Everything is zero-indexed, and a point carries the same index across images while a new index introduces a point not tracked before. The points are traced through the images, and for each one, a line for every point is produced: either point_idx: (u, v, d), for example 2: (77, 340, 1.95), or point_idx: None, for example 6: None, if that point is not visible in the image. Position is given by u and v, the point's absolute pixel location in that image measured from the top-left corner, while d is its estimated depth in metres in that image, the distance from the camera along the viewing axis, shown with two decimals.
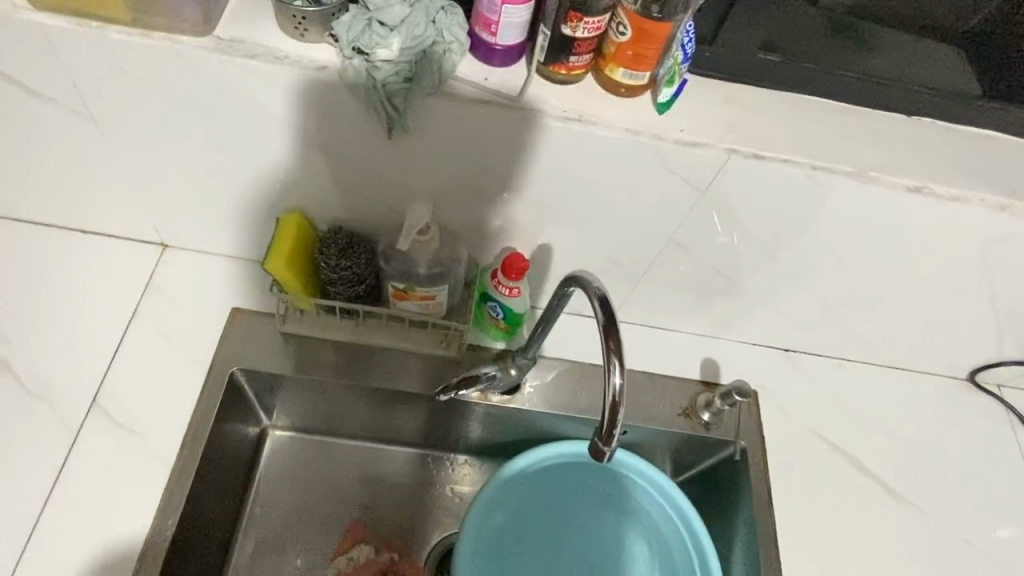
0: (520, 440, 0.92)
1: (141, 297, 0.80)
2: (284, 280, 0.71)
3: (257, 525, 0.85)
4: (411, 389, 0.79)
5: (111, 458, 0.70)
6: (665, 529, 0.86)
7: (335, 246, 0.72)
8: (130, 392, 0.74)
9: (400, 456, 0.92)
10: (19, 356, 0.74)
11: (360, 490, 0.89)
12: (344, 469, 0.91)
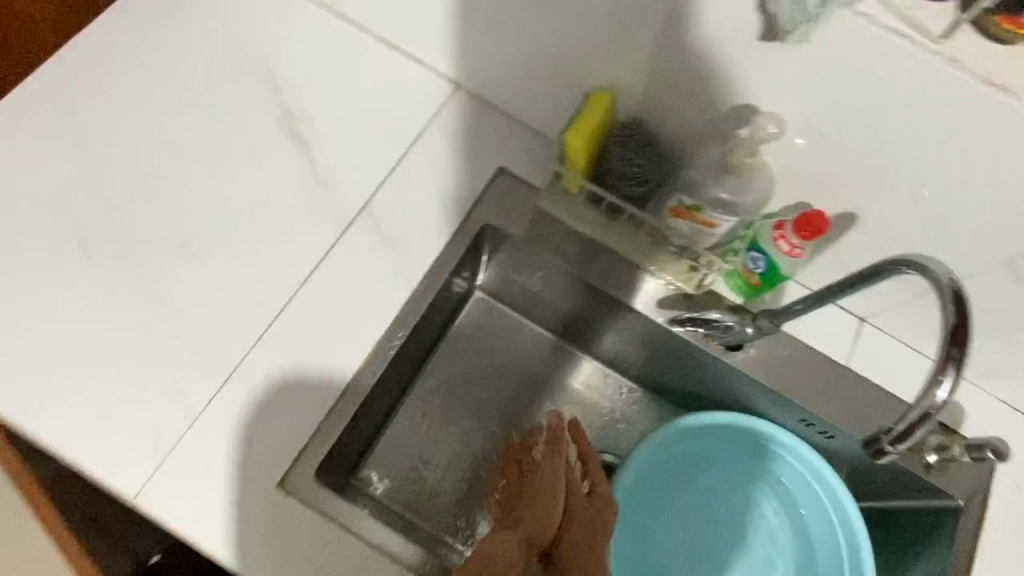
0: (708, 398, 0.88)
1: (425, 127, 0.82)
2: (572, 154, 0.69)
3: (441, 370, 0.90)
4: (637, 305, 0.78)
5: (368, 262, 0.76)
6: (817, 532, 0.83)
7: (636, 138, 0.70)
8: (397, 211, 0.78)
9: (583, 364, 0.93)
10: (316, 143, 0.80)
11: (538, 379, 0.92)
12: (529, 355, 0.93)
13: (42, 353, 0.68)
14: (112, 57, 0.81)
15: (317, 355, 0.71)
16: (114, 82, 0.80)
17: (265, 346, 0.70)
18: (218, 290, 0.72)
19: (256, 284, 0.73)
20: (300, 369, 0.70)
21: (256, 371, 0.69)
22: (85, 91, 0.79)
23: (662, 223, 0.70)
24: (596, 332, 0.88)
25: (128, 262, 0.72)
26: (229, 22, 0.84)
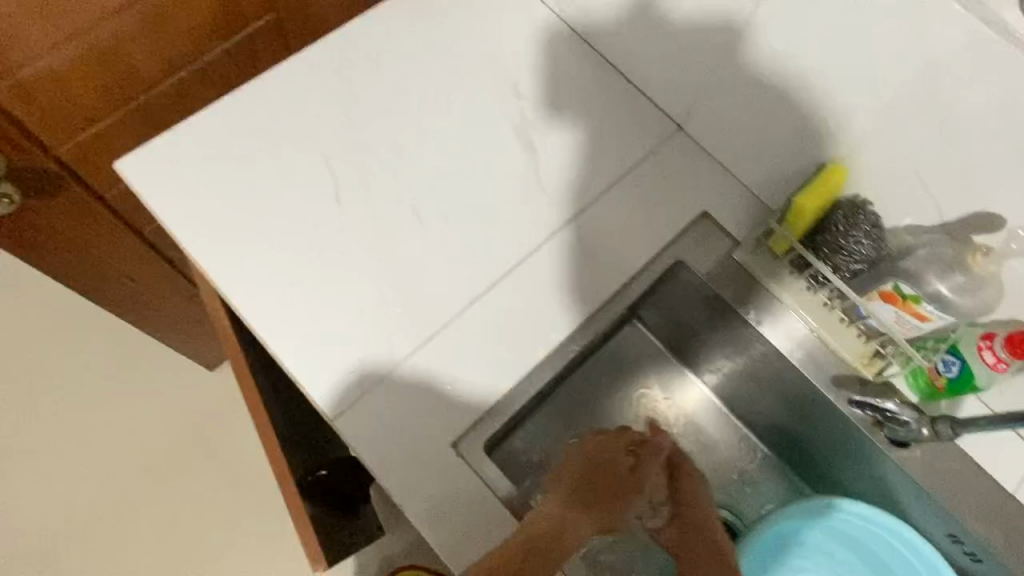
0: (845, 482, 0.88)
1: (641, 160, 0.87)
2: (798, 215, 0.73)
3: (583, 389, 0.91)
4: (809, 376, 0.80)
5: (567, 273, 0.81)
6: None
7: (864, 222, 0.72)
8: (601, 232, 0.83)
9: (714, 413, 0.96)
10: (540, 154, 0.86)
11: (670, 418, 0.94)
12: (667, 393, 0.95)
13: (281, 282, 0.77)
14: (386, 31, 0.89)
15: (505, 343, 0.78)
16: (383, 54, 0.88)
17: (463, 321, 0.78)
18: (434, 263, 0.80)
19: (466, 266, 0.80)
20: (488, 352, 0.77)
21: (452, 343, 0.77)
22: (358, 57, 0.88)
23: (868, 303, 0.72)
24: (729, 377, 0.92)
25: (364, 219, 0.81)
26: (490, 21, 0.90)
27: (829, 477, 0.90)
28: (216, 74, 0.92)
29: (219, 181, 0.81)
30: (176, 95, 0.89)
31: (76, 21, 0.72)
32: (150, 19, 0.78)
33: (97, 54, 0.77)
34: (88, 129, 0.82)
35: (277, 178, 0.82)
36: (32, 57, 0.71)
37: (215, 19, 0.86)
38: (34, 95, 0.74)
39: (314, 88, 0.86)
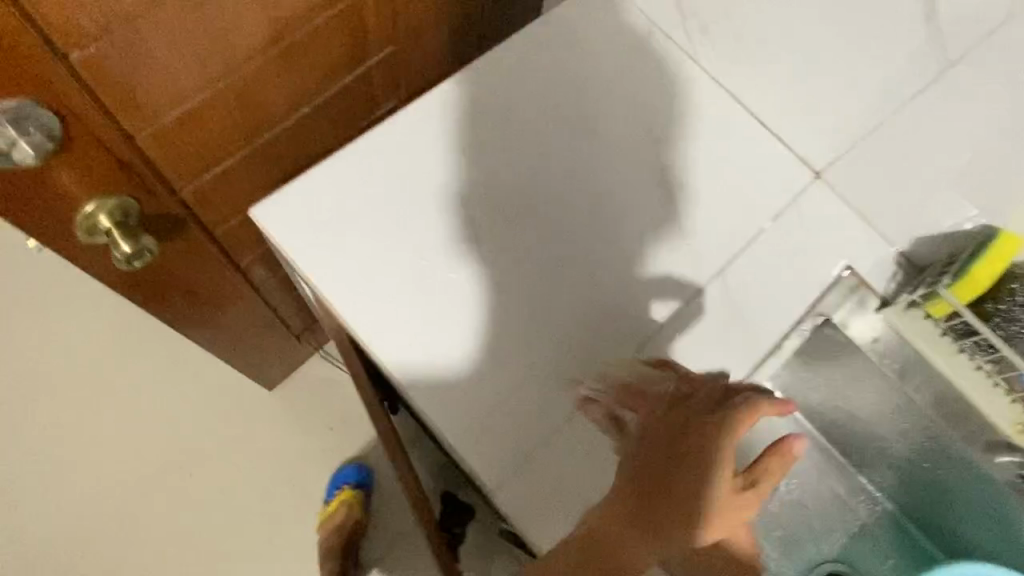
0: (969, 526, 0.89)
1: (784, 207, 0.82)
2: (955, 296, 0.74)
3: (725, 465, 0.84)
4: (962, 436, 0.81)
5: (716, 330, 0.78)
6: None
7: None
8: (747, 287, 0.80)
9: (830, 459, 0.95)
10: (683, 199, 0.81)
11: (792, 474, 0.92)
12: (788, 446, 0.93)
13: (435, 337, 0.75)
14: (517, 60, 0.84)
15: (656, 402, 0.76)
16: (515, 86, 0.83)
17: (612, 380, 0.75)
18: (583, 315, 0.78)
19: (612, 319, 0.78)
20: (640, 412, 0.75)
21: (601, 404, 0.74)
22: (487, 89, 0.83)
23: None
24: (855, 425, 0.91)
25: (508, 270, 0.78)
26: (622, 52, 0.85)
27: (950, 521, 0.91)
28: (336, 102, 0.87)
29: (345, 227, 0.78)
30: (298, 126, 0.85)
31: (230, 68, 0.68)
32: (294, 59, 0.74)
33: (240, 95, 0.72)
34: (214, 165, 0.78)
35: (411, 222, 0.78)
36: (182, 104, 0.67)
37: (350, 52, 0.81)
38: (175, 139, 0.70)
39: (444, 124, 0.81)
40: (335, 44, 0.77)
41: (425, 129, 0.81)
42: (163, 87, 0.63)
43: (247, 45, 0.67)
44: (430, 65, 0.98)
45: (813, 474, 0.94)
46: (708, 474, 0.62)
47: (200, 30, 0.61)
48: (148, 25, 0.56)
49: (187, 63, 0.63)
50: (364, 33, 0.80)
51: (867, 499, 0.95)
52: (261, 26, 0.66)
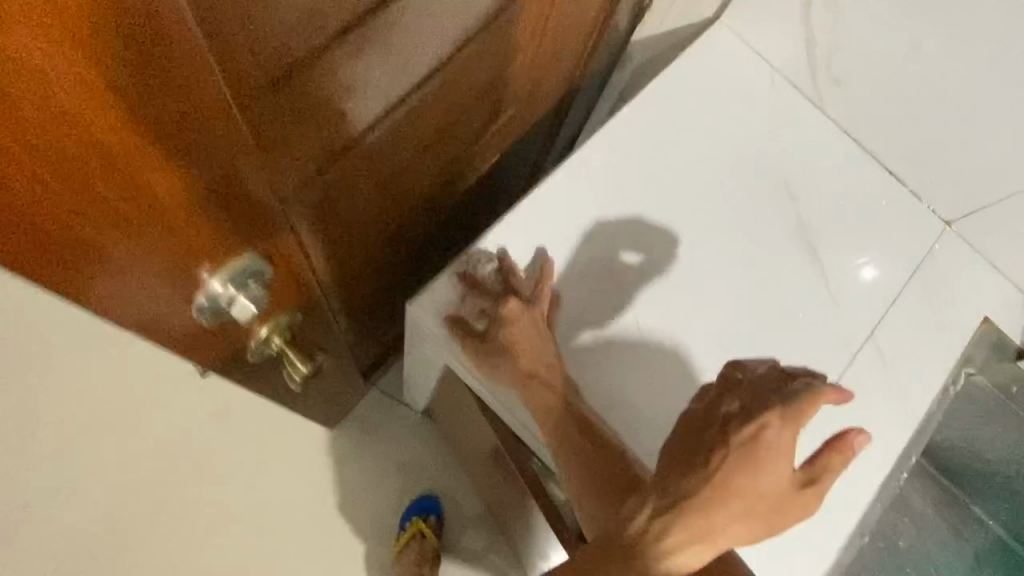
0: None
1: (921, 262, 0.84)
2: None
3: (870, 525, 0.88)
4: None
5: (873, 392, 0.80)
6: None
7: None
8: (897, 346, 0.81)
9: (946, 496, 0.99)
10: (826, 262, 0.83)
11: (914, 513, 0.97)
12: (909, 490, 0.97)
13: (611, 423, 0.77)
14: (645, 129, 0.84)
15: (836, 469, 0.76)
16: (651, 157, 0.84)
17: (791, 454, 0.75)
18: None
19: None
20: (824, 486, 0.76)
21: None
22: (625, 162, 0.83)
23: None
24: (975, 463, 0.95)
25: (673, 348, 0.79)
26: (752, 114, 0.86)
27: None
28: (441, 176, 0.85)
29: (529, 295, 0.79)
30: (413, 200, 0.81)
31: (382, 153, 0.62)
32: (438, 123, 0.68)
33: (384, 178, 0.67)
34: (349, 252, 0.73)
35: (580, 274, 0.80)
36: (342, 200, 0.62)
37: (473, 121, 0.77)
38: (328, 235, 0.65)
39: (591, 200, 0.81)
40: (466, 115, 0.73)
41: (574, 208, 0.81)
42: (331, 186, 0.58)
43: (401, 127, 0.61)
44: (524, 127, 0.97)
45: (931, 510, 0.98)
46: (764, 466, 0.52)
47: (366, 121, 0.55)
48: (327, 123, 0.50)
49: (353, 157, 0.57)
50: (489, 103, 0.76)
51: (979, 526, 0.99)
52: (416, 104, 0.60)
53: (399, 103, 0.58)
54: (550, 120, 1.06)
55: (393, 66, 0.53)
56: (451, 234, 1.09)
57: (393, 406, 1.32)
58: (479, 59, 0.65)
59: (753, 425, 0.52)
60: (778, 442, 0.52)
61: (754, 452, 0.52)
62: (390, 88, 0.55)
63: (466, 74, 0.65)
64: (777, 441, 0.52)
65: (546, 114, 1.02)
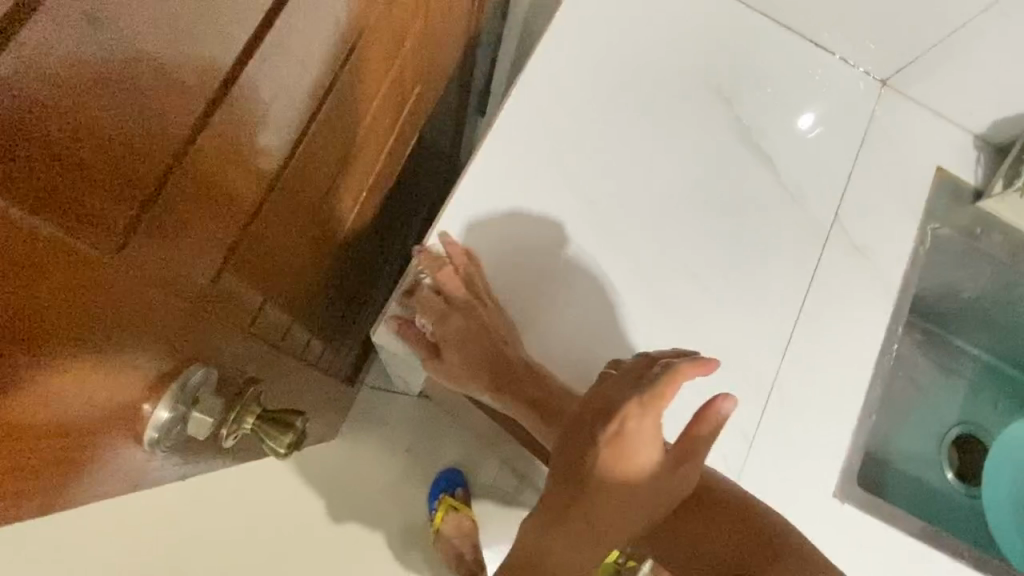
0: None
1: (866, 129, 0.83)
2: None
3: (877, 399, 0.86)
4: None
5: (851, 272, 0.78)
6: None
7: None
8: (862, 219, 0.80)
9: (929, 343, 1.01)
10: (776, 155, 0.80)
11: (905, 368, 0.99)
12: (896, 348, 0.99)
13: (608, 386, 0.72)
14: (566, 66, 0.78)
15: (842, 358, 0.76)
16: (581, 94, 0.78)
17: (796, 359, 0.75)
18: (734, 303, 0.75)
19: (771, 304, 0.76)
20: (834, 380, 0.75)
21: (794, 384, 0.74)
22: (555, 106, 0.77)
23: None
24: (952, 306, 0.96)
25: (655, 288, 0.74)
26: (668, 20, 0.81)
27: None
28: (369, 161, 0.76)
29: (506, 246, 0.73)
30: (334, 185, 0.68)
31: (282, 133, 0.49)
32: (344, 105, 0.59)
33: (295, 160, 0.54)
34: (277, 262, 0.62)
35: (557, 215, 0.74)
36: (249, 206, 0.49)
37: (375, 68, 0.63)
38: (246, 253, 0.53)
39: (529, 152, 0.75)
40: (364, 56, 0.59)
41: (515, 169, 0.74)
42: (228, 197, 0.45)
43: (291, 93, 0.47)
44: (430, 99, 0.90)
45: (918, 358, 1.01)
46: (634, 456, 0.52)
47: (250, 100, 0.41)
48: (197, 124, 0.36)
49: (245, 151, 0.44)
50: (386, 47, 0.63)
51: (964, 363, 1.03)
52: (306, 67, 0.47)
53: (285, 63, 0.43)
54: (454, 81, 0.98)
55: (276, 38, 0.40)
56: (387, 229, 1.02)
57: (385, 401, 1.23)
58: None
59: (616, 419, 0.52)
60: (640, 431, 0.51)
61: (623, 446, 0.52)
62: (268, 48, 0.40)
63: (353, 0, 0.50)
64: (639, 429, 0.51)
65: (450, 74, 0.94)
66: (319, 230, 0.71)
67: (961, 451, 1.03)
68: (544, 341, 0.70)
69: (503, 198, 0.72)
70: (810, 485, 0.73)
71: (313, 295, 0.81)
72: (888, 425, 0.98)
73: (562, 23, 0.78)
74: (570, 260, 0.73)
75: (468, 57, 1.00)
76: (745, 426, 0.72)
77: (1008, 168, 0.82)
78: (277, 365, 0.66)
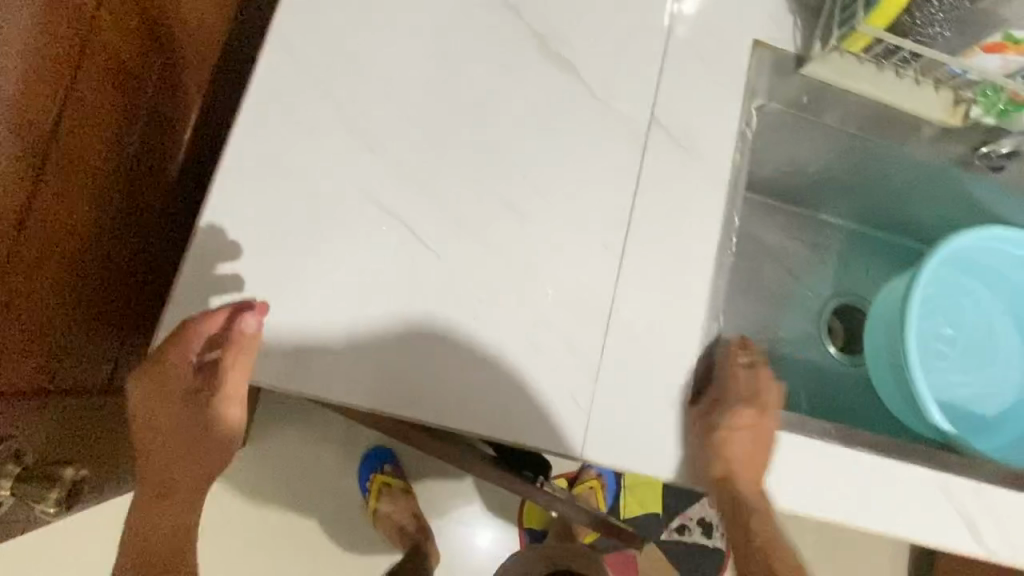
0: (923, 215, 0.96)
1: (671, 14, 0.76)
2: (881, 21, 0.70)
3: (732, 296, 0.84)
4: (916, 151, 0.83)
5: (676, 171, 0.74)
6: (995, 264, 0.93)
7: None
8: (682, 113, 0.75)
9: (792, 223, 0.99)
10: (579, 59, 0.74)
11: (763, 252, 0.98)
12: (755, 234, 0.97)
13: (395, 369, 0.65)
14: (325, 7, 0.70)
15: (679, 263, 0.72)
16: (347, 36, 0.70)
17: (631, 274, 0.71)
18: (555, 229, 0.70)
19: (596, 222, 0.71)
20: (675, 290, 0.72)
21: (634, 301, 0.70)
22: (320, 56, 0.69)
23: (973, 66, 0.73)
24: (805, 181, 0.93)
25: (467, 234, 0.69)
26: None
27: (904, 219, 0.98)
28: (139, 156, 0.69)
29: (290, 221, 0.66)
30: (86, 180, 0.60)
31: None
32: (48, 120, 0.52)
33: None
34: (20, 275, 0.53)
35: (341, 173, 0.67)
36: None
37: (82, 32, 0.55)
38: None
39: (301, 110, 0.68)
40: (55, 18, 0.51)
41: (285, 136, 0.67)
42: None
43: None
44: (206, 72, 0.80)
45: (784, 240, 0.99)
46: (145, 394, 0.62)
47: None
48: None
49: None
50: (94, 13, 0.56)
51: (831, 235, 1.01)
52: None
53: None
54: (240, 46, 0.88)
55: None
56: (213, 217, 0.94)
57: None
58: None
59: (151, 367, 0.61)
60: (172, 364, 0.60)
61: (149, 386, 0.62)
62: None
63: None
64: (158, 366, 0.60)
65: (228, 36, 0.83)
66: (91, 239, 0.63)
67: (844, 322, 1.02)
68: (306, 336, 0.64)
69: (273, 176, 0.66)
70: (665, 403, 0.70)
71: (132, 311, 0.74)
72: (765, 313, 0.97)
73: None
74: (370, 221, 0.67)
75: (253, 15, 0.89)
76: (587, 355, 0.69)
77: (822, 26, 0.77)
78: (45, 399, 0.58)
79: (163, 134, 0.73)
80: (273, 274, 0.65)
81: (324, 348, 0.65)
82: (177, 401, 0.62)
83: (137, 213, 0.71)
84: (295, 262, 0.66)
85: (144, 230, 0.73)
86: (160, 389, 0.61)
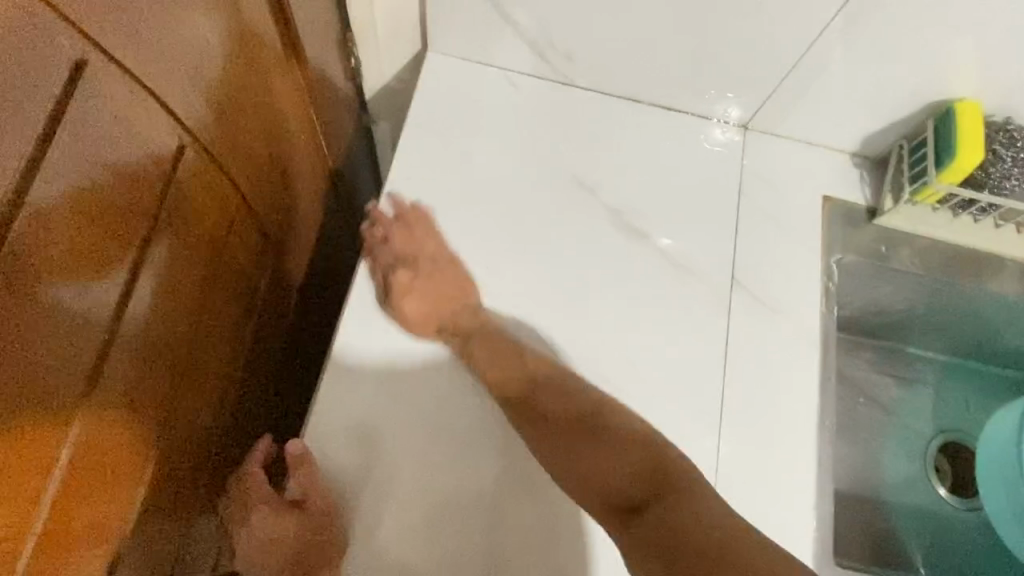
0: (1021, 346, 0.92)
1: (739, 179, 0.80)
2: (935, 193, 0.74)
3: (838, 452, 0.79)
4: (1007, 290, 0.82)
5: (763, 331, 0.74)
6: None
7: (1012, 151, 0.71)
8: (761, 273, 0.76)
9: (882, 359, 0.96)
10: (656, 230, 0.77)
11: (857, 392, 0.94)
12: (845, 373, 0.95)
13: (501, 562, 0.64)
14: (415, 203, 0.75)
15: (777, 427, 0.71)
16: (437, 227, 0.75)
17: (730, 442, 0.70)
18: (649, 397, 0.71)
19: (685, 386, 0.71)
20: (775, 454, 0.70)
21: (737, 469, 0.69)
22: (411, 248, 0.74)
23: None
24: (893, 317, 0.91)
25: None
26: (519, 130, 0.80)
27: (999, 351, 0.94)
28: (254, 350, 0.74)
29: (391, 411, 0.68)
30: (210, 385, 0.65)
31: (95, 355, 0.47)
32: (179, 346, 0.58)
33: (128, 376, 0.51)
34: (145, 489, 0.56)
35: (439, 359, 0.70)
36: (62, 446, 0.44)
37: (217, 259, 0.63)
38: (75, 497, 0.47)
39: (401, 300, 0.72)
40: (190, 258, 0.58)
41: (382, 326, 0.71)
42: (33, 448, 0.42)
43: (88, 312, 0.45)
44: (306, 257, 0.86)
45: (875, 377, 0.96)
46: (252, 552, 0.64)
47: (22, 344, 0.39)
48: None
49: (24, 385, 0.40)
50: (221, 242, 0.63)
51: (924, 368, 0.97)
52: (93, 333, 0.46)
53: (46, 291, 0.41)
54: (333, 226, 0.95)
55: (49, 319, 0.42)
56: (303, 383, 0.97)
57: None
58: (146, 192, 0.50)
59: (246, 523, 0.65)
60: (261, 508, 0.65)
61: (254, 545, 0.64)
62: (17, 277, 0.38)
63: (148, 210, 0.50)
64: (254, 518, 0.64)
65: (323, 222, 0.91)
66: (211, 438, 0.67)
67: (951, 460, 0.96)
68: (410, 529, 0.64)
69: (378, 366, 0.69)
70: None
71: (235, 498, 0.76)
72: (866, 454, 0.93)
73: (404, 161, 0.77)
74: (471, 406, 0.69)
75: (343, 196, 0.97)
76: None
77: (891, 179, 0.79)
78: None
79: (273, 322, 0.78)
80: (379, 466, 0.66)
81: (425, 540, 0.64)
82: (276, 541, 0.64)
83: (251, 403, 0.75)
84: (394, 445, 0.67)
85: (258, 416, 0.77)
86: (253, 530, 0.64)
